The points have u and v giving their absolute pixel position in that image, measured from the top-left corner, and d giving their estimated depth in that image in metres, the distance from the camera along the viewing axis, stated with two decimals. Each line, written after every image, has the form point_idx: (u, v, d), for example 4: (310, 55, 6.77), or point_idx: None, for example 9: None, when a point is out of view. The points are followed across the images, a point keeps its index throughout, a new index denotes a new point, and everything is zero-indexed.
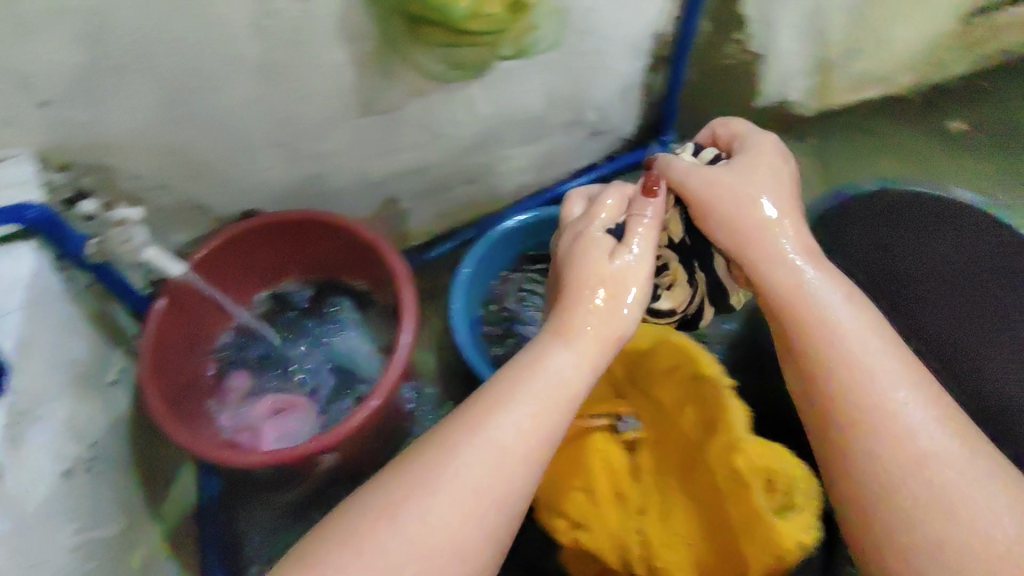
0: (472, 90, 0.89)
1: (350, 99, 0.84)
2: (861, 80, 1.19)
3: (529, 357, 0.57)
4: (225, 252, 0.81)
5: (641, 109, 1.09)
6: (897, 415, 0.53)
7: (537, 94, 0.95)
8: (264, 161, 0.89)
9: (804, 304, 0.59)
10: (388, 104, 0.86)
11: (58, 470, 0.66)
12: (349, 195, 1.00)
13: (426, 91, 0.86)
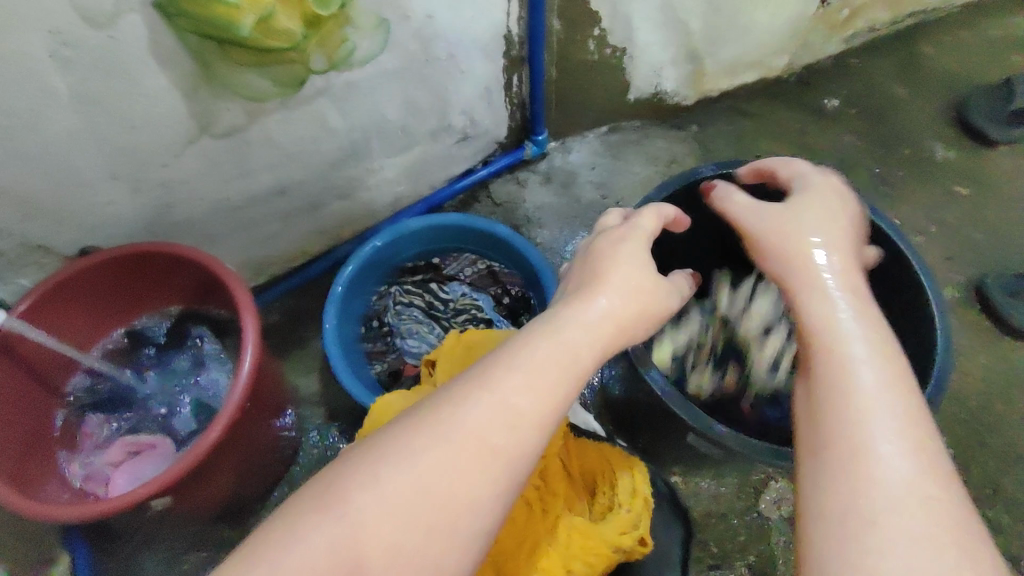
0: (309, 102, 0.87)
1: (191, 125, 0.81)
2: (726, 68, 1.19)
3: (567, 332, 0.56)
4: (63, 296, 0.77)
5: (510, 111, 1.08)
6: (910, 426, 0.49)
7: (382, 100, 0.93)
8: (108, 194, 0.84)
9: (863, 315, 0.56)
10: (217, 119, 0.82)
11: None
12: (213, 221, 0.96)
13: (256, 105, 0.83)
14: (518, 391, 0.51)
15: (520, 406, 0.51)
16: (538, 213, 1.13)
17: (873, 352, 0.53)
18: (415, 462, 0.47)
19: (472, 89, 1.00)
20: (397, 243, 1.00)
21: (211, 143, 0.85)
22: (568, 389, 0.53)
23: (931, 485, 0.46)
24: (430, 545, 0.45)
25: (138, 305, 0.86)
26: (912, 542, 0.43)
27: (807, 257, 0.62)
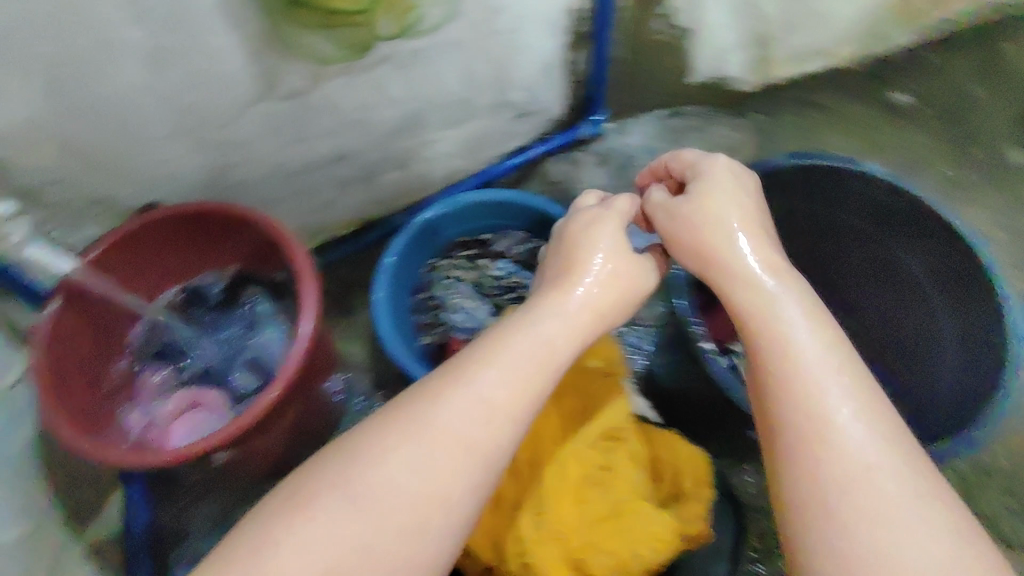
0: (370, 70, 0.86)
1: (254, 86, 0.81)
2: (795, 57, 1.15)
3: (540, 327, 0.62)
4: (127, 249, 0.79)
5: (569, 88, 1.06)
6: (872, 418, 0.55)
7: (442, 73, 0.92)
8: (173, 153, 0.85)
9: (799, 305, 0.61)
10: (280, 83, 0.82)
11: None
12: (270, 185, 0.96)
13: (319, 71, 0.82)
14: (494, 385, 0.57)
15: (497, 400, 0.57)
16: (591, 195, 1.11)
17: (819, 353, 0.58)
18: (404, 455, 0.53)
19: (532, 66, 0.98)
20: (449, 217, 1.00)
21: (273, 107, 0.85)
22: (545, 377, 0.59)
23: (893, 464, 0.53)
24: (426, 521, 0.52)
25: (198, 264, 0.87)
26: (889, 516, 0.50)
27: (726, 244, 0.65)
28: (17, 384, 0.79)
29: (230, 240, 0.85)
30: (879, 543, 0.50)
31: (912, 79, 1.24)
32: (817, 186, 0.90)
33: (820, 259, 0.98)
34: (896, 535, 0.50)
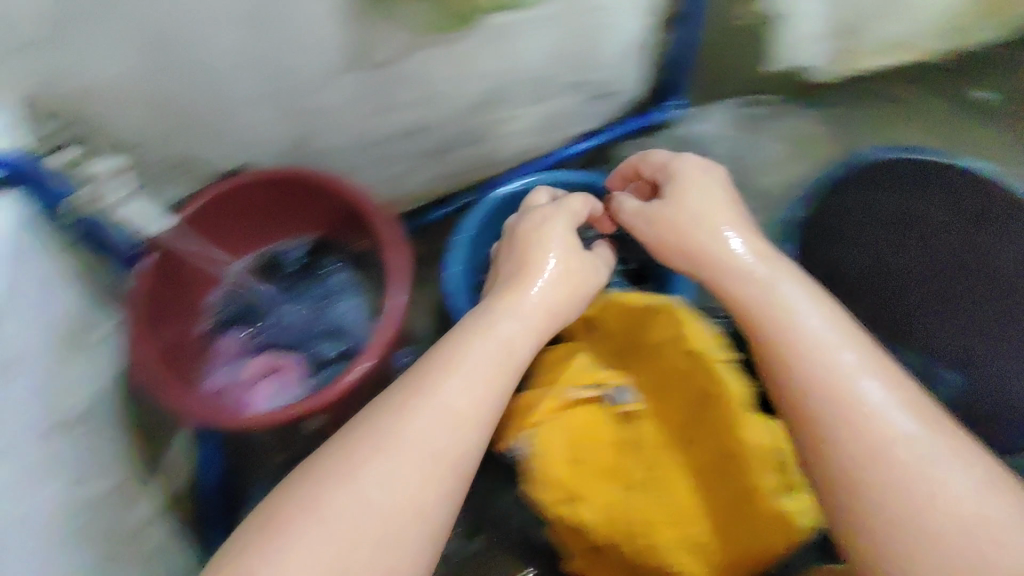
0: (455, 45, 0.85)
1: (344, 54, 0.80)
2: (878, 49, 1.12)
3: (484, 326, 0.63)
4: (216, 208, 0.82)
5: (647, 71, 1.04)
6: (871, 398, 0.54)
7: (525, 54, 0.91)
8: (260, 119, 0.85)
9: (766, 299, 0.63)
10: (368, 54, 0.81)
11: (41, 426, 0.64)
12: (346, 157, 0.96)
13: (410, 42, 0.81)
14: (446, 390, 0.56)
15: (455, 406, 0.55)
16: None
17: (795, 355, 0.58)
18: (366, 477, 0.50)
19: (616, 48, 0.97)
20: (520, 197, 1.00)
21: (361, 78, 0.84)
22: (505, 376, 0.59)
23: (902, 433, 0.51)
24: (401, 535, 0.49)
25: (279, 230, 0.89)
26: (932, 487, 0.49)
27: (715, 238, 0.68)
28: (102, 340, 0.79)
29: (313, 208, 0.85)
30: (932, 518, 0.48)
31: (996, 77, 1.20)
32: (878, 178, 0.88)
33: (815, 259, 0.95)
34: (942, 506, 0.48)
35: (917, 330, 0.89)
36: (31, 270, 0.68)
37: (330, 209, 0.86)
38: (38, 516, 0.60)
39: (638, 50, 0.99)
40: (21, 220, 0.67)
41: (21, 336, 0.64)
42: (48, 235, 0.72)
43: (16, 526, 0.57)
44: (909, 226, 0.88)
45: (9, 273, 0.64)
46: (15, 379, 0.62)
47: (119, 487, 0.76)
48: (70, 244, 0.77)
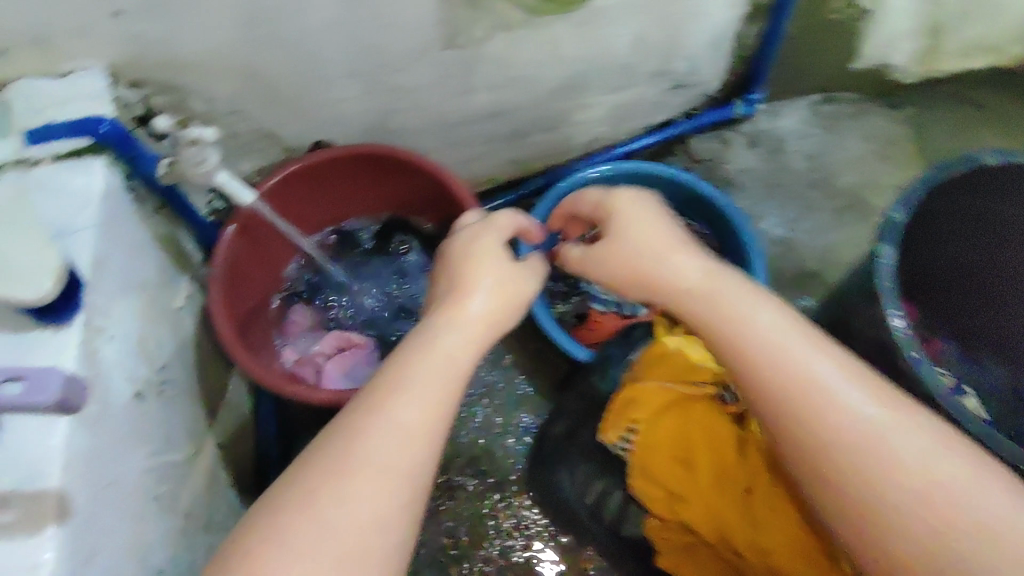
0: (544, 27, 0.82)
1: (434, 32, 0.78)
2: (968, 49, 1.07)
3: (435, 336, 0.57)
4: (299, 183, 0.80)
5: (731, 63, 1.01)
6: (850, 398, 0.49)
7: (611, 40, 0.88)
8: (341, 93, 0.83)
9: (716, 311, 0.57)
10: (458, 32, 0.79)
11: (131, 390, 0.63)
12: (422, 135, 0.95)
13: (501, 22, 0.79)
14: (385, 401, 0.52)
15: (404, 420, 0.51)
16: (741, 176, 1.07)
17: (760, 368, 0.52)
18: (319, 500, 0.47)
19: (703, 38, 0.94)
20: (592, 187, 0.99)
21: (446, 56, 0.83)
22: (452, 383, 0.54)
23: (884, 432, 0.48)
24: (369, 550, 0.47)
25: (355, 209, 0.88)
26: (925, 491, 0.45)
27: (651, 246, 0.62)
28: (182, 308, 0.79)
29: (389, 188, 0.85)
30: (935, 526, 0.45)
31: None
32: (969, 176, 0.73)
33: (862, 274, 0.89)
34: (942, 509, 0.45)
35: (985, 329, 0.80)
36: (116, 236, 0.67)
37: (401, 183, 0.83)
38: (126, 480, 0.60)
39: (723, 41, 0.95)
40: (100, 184, 0.67)
41: (109, 301, 0.63)
42: (136, 199, 0.73)
43: (106, 491, 0.57)
44: (1002, 228, 0.75)
45: (95, 239, 0.64)
46: (105, 345, 0.61)
47: (197, 457, 0.75)
48: (151, 211, 0.76)
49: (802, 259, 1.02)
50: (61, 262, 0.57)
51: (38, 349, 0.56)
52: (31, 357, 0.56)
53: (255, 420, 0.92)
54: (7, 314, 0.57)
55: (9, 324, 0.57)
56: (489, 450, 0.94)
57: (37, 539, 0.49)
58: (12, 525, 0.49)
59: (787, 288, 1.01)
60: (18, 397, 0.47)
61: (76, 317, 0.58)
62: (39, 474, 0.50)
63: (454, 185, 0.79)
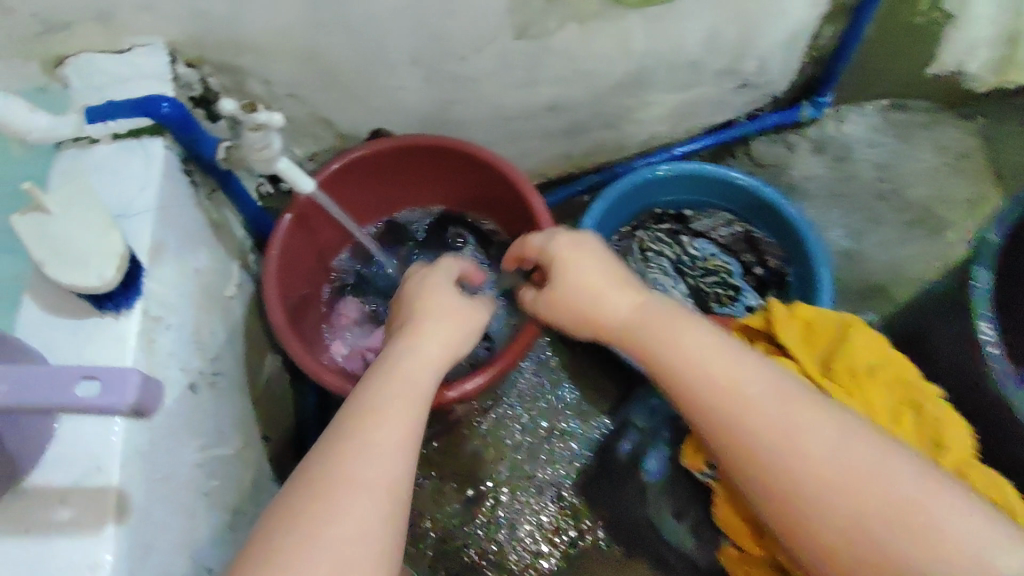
0: (616, 18, 0.78)
1: (504, 22, 0.75)
2: None
3: (392, 361, 0.60)
4: (360, 171, 0.78)
5: (803, 65, 0.96)
6: (805, 420, 0.51)
7: (682, 35, 0.84)
8: (402, 80, 0.80)
9: (653, 346, 0.58)
10: (527, 22, 0.76)
11: (185, 381, 0.61)
12: (480, 127, 0.92)
13: (573, 12, 0.75)
14: (359, 424, 0.54)
15: (373, 440, 0.53)
16: (804, 183, 1.03)
17: (711, 402, 0.54)
18: (302, 522, 0.48)
19: (776, 37, 0.89)
20: (651, 187, 0.97)
21: (513, 47, 0.79)
22: (416, 403, 0.57)
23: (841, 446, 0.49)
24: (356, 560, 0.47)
25: (412, 199, 0.86)
26: (899, 496, 0.47)
27: (592, 285, 0.62)
28: (233, 296, 0.76)
29: (445, 178, 0.82)
30: (913, 541, 0.45)
31: None
32: None
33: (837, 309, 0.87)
34: (910, 511, 0.46)
35: None
36: (175, 221, 0.65)
37: (456, 173, 0.81)
38: (180, 474, 0.58)
39: (796, 41, 0.91)
40: (158, 164, 0.64)
41: (168, 288, 0.61)
42: (192, 182, 0.71)
43: (161, 486, 0.55)
44: None
45: (155, 223, 0.61)
46: (163, 334, 0.59)
47: (246, 451, 0.72)
48: (207, 195, 0.74)
49: (866, 273, 0.98)
50: (124, 247, 0.55)
51: (97, 339, 0.54)
52: (91, 345, 0.54)
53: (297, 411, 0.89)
54: (66, 300, 0.55)
55: (68, 310, 0.55)
56: (535, 453, 0.90)
57: (96, 538, 0.47)
58: (73, 521, 0.47)
59: (850, 302, 0.97)
60: (99, 401, 0.37)
61: (135, 307, 0.56)
62: (98, 468, 0.48)
63: (517, 178, 0.76)
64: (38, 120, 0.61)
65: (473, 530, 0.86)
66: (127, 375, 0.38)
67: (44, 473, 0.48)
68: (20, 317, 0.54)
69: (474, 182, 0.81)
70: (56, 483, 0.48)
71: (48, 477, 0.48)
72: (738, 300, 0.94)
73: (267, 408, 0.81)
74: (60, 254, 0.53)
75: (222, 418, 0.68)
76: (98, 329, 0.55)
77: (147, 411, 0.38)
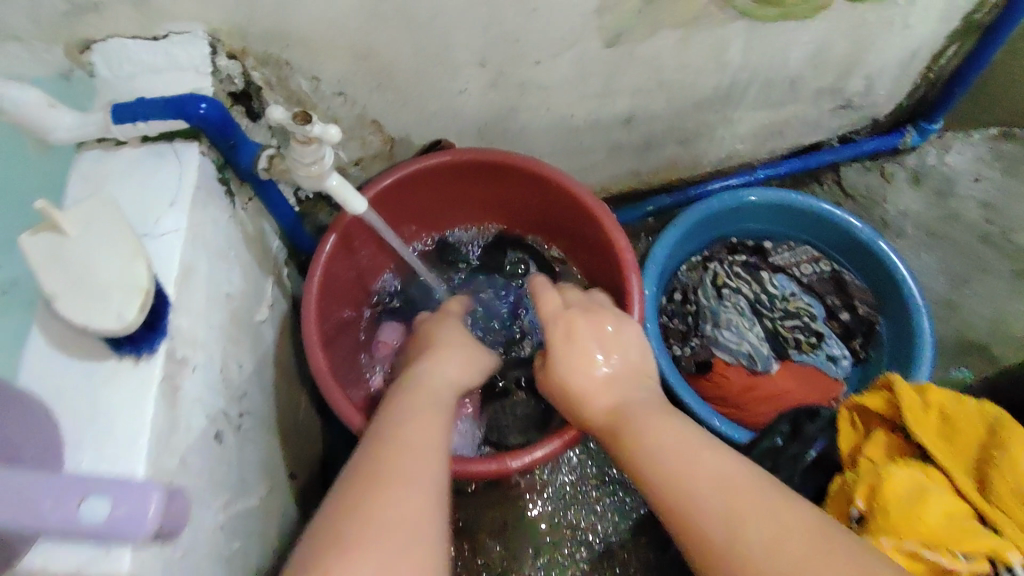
0: (720, 27, 0.67)
1: (592, 24, 0.64)
2: None
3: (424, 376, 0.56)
4: (413, 187, 0.69)
5: (915, 85, 0.85)
6: (742, 502, 0.41)
7: (790, 49, 0.73)
8: (466, 84, 0.70)
9: (623, 415, 0.50)
10: (618, 27, 0.65)
11: (210, 430, 0.53)
12: (546, 138, 0.81)
13: (675, 17, 0.64)
14: (395, 426, 0.49)
15: (409, 438, 0.47)
16: (898, 220, 0.93)
17: (650, 469, 0.46)
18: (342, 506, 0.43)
19: (893, 55, 0.77)
20: (728, 215, 0.87)
21: (599, 54, 0.68)
22: (443, 409, 0.51)
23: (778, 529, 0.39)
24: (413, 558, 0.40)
25: (468, 216, 0.77)
26: None
27: (585, 357, 0.54)
28: (265, 319, 0.68)
29: (513, 199, 0.73)
30: None
31: None
32: None
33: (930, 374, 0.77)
34: None
35: None
36: (206, 239, 0.56)
37: (522, 194, 0.71)
38: (201, 539, 0.50)
39: (914, 59, 0.79)
40: (190, 174, 0.56)
41: (196, 322, 0.53)
42: (228, 191, 0.62)
43: (181, 560, 0.47)
44: None
45: (185, 245, 0.53)
46: (188, 378, 0.51)
47: (273, 497, 0.65)
48: (243, 205, 0.65)
49: (964, 325, 0.88)
50: (149, 281, 0.47)
51: (108, 390, 0.46)
52: (103, 394, 0.46)
53: (327, 440, 0.81)
54: (79, 337, 0.47)
55: (79, 349, 0.47)
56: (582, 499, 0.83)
57: None
58: None
59: (943, 356, 0.88)
60: (109, 527, 0.30)
61: (157, 351, 0.47)
62: (105, 550, 0.40)
63: (595, 203, 0.67)
64: (64, 118, 0.53)
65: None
66: (146, 489, 0.31)
67: (41, 552, 0.40)
68: (25, 355, 0.47)
69: (538, 204, 0.72)
70: (54, 569, 0.40)
71: (46, 559, 0.40)
72: (821, 348, 0.84)
73: (296, 443, 0.73)
74: (74, 286, 0.45)
75: (251, 462, 0.60)
76: (110, 374, 0.46)
77: (168, 533, 0.31)
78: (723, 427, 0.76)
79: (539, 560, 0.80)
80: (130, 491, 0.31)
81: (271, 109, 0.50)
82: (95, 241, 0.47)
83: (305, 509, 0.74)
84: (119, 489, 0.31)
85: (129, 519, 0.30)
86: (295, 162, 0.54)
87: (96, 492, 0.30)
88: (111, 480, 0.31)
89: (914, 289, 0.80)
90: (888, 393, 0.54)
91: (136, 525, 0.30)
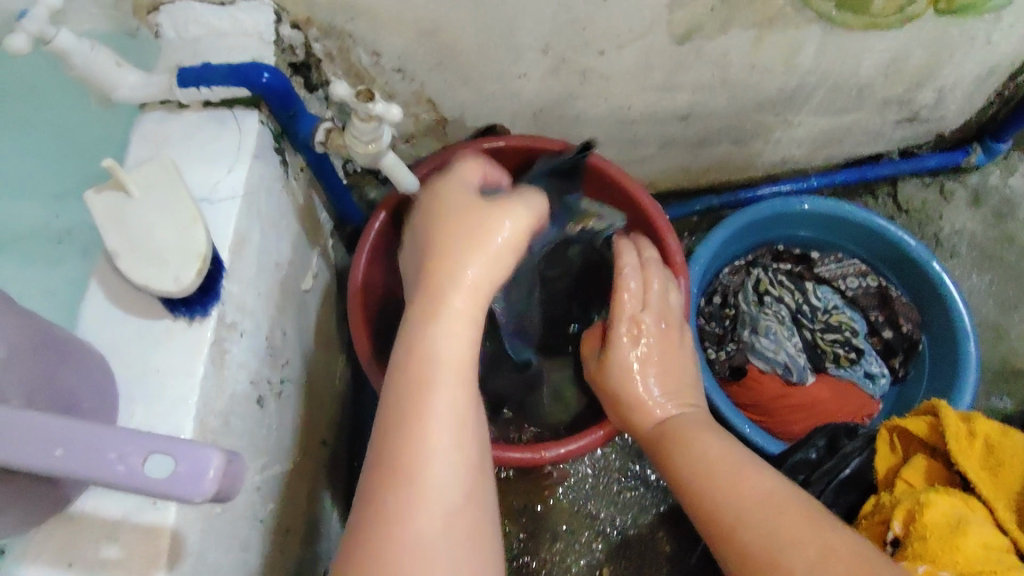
0: (793, 31, 0.65)
1: (663, 17, 0.62)
2: None
3: (424, 353, 0.40)
4: None
5: (988, 101, 0.82)
6: (775, 507, 0.43)
7: (863, 56, 0.70)
8: (525, 69, 0.69)
9: (666, 428, 0.54)
10: (689, 22, 0.63)
11: (254, 395, 0.55)
12: (598, 127, 0.80)
13: (748, 16, 0.63)
14: (398, 435, 0.38)
15: (414, 459, 0.38)
16: (952, 239, 0.90)
17: (693, 476, 0.48)
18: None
19: (971, 67, 0.74)
20: (777, 220, 0.85)
21: (665, 49, 0.67)
22: (453, 397, 0.39)
23: (802, 517, 0.42)
24: None
25: None
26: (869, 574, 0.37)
27: (629, 362, 0.57)
28: (309, 289, 0.69)
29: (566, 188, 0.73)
30: None
31: None
32: None
33: (969, 398, 0.75)
34: None
35: None
36: (260, 208, 0.57)
37: None
38: (241, 499, 0.51)
39: (993, 73, 0.76)
40: (249, 142, 0.56)
41: (246, 289, 0.54)
42: (283, 160, 0.63)
43: (223, 517, 0.48)
44: None
45: (240, 214, 0.54)
46: (235, 343, 0.52)
47: (304, 461, 0.66)
48: (296, 174, 0.66)
49: (1009, 352, 0.86)
50: (206, 245, 0.48)
51: (161, 352, 0.47)
52: (156, 354, 0.47)
53: (357, 409, 0.83)
54: (136, 294, 0.49)
55: (133, 307, 0.48)
56: (606, 490, 0.84)
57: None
58: (120, 564, 0.41)
59: (985, 382, 0.85)
60: (168, 485, 0.31)
61: (207, 314, 0.49)
62: (153, 502, 0.42)
63: (648, 199, 0.66)
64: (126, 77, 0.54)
65: (520, 552, 0.81)
66: (195, 450, 0.31)
67: (95, 497, 0.42)
68: (85, 309, 0.48)
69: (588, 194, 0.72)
70: (106, 514, 0.42)
71: (98, 504, 0.42)
72: (859, 364, 0.82)
73: (329, 409, 0.74)
74: (135, 246, 0.47)
75: (288, 427, 0.62)
76: (161, 335, 0.48)
77: (223, 495, 0.32)
78: (753, 435, 0.76)
79: (554, 545, 0.82)
80: (189, 451, 0.32)
81: (336, 86, 0.50)
82: (157, 205, 0.48)
83: (334, 475, 0.76)
84: (177, 449, 0.31)
85: (181, 478, 0.31)
86: (355, 136, 0.54)
87: (158, 452, 0.32)
88: (172, 440, 0.32)
89: (964, 312, 0.78)
90: (931, 417, 0.53)
91: (190, 488, 0.31)
